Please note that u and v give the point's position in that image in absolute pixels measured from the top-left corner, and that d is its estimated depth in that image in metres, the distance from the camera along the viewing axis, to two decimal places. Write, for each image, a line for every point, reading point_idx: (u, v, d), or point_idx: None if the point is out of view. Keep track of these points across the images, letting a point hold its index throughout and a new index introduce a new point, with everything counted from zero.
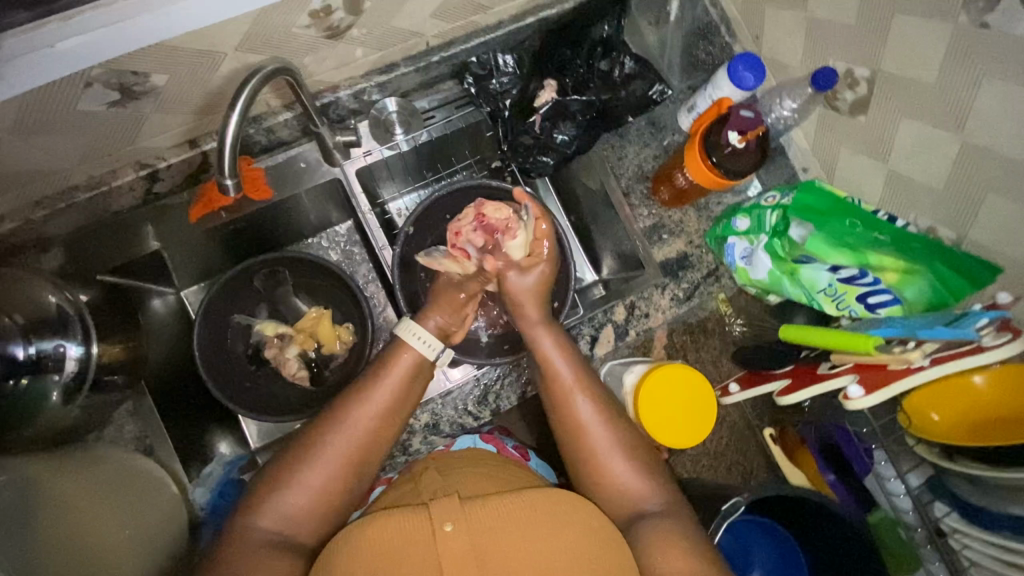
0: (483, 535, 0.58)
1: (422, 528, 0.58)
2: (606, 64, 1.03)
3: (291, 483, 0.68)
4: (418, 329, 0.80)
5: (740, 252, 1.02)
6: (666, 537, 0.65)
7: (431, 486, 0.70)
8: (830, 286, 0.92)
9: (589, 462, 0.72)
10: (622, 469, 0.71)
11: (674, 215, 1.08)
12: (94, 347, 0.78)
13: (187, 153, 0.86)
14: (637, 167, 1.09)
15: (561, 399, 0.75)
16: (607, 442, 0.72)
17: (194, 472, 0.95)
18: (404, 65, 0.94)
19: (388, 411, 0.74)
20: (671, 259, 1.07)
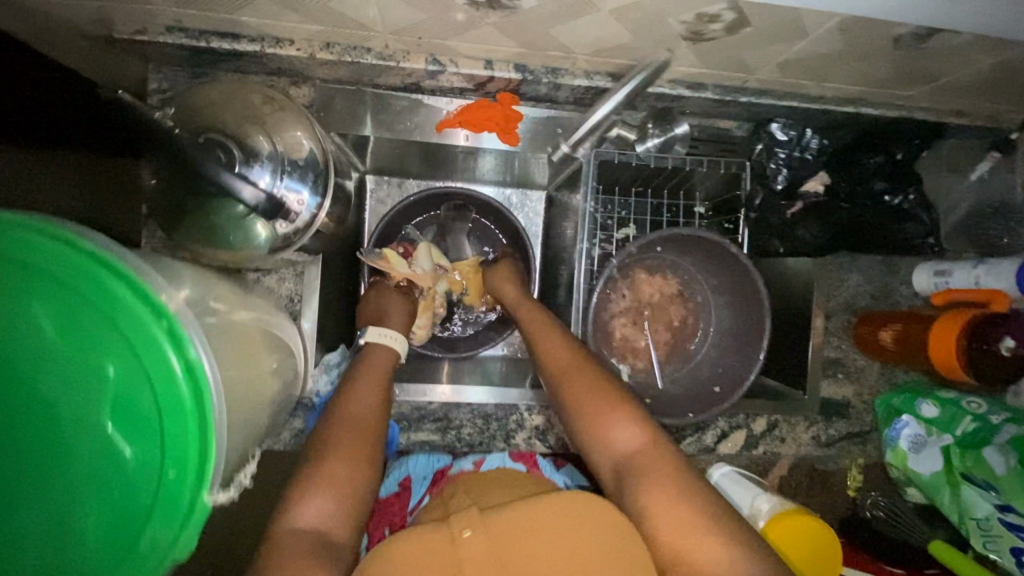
0: (499, 538, 0.53)
1: (440, 538, 0.53)
2: (891, 188, 0.94)
3: (304, 495, 0.62)
4: (381, 327, 0.87)
5: (908, 435, 0.96)
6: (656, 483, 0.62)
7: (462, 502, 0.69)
8: (987, 520, 0.86)
9: (588, 426, 0.71)
10: (621, 423, 0.69)
11: (860, 361, 1.03)
12: (324, 206, 0.75)
13: (477, 71, 0.83)
14: (851, 297, 1.03)
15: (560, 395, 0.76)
16: (600, 403, 0.71)
17: (319, 356, 0.91)
18: (712, 91, 0.87)
19: (377, 396, 0.76)
20: (833, 400, 1.02)
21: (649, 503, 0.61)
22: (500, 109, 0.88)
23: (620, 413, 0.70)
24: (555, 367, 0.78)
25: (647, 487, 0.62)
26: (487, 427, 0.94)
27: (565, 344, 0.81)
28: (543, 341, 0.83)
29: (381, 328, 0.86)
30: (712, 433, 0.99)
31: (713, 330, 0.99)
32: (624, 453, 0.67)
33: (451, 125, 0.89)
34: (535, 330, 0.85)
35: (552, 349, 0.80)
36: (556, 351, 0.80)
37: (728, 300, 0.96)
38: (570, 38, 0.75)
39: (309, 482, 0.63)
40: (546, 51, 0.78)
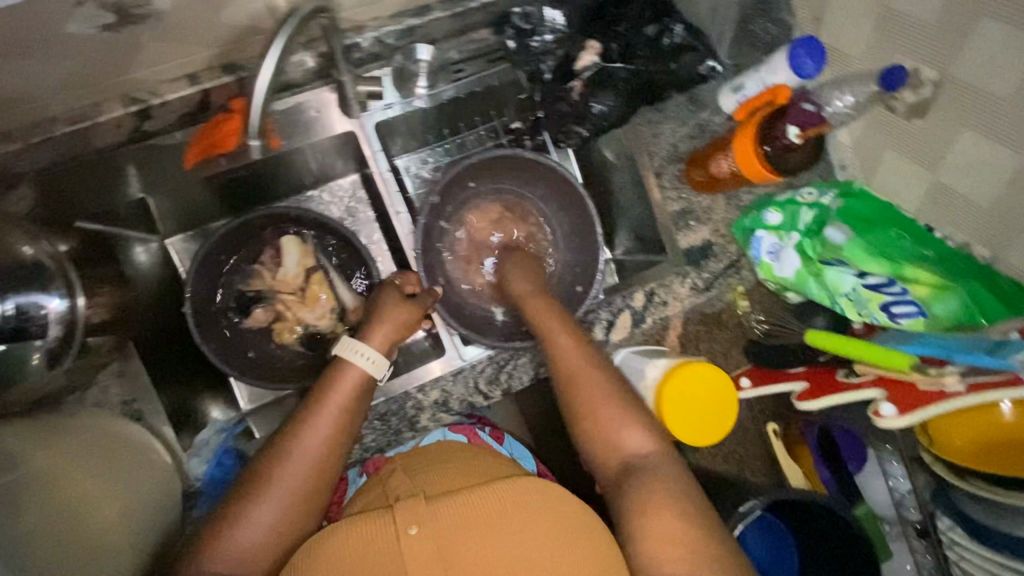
0: (440, 528, 0.59)
1: (387, 530, 0.59)
2: (655, 29, 0.93)
3: (241, 518, 0.64)
4: (362, 345, 0.75)
5: (768, 247, 0.98)
6: (659, 491, 0.65)
7: (399, 486, 0.72)
8: (854, 291, 0.90)
9: (585, 407, 0.74)
10: (631, 436, 0.72)
11: (703, 201, 1.03)
12: (79, 301, 0.71)
13: (185, 91, 0.75)
14: (672, 146, 1.03)
15: (568, 378, 0.77)
16: (611, 412, 0.73)
17: (188, 440, 0.88)
18: (439, 9, 0.84)
19: (339, 427, 0.70)
20: (695, 247, 1.03)
21: (641, 519, 0.64)
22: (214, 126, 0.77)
23: (630, 426, 0.72)
24: (570, 363, 0.78)
25: (643, 497, 0.65)
26: (387, 426, 0.92)
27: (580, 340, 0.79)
28: (554, 330, 0.81)
29: (360, 347, 0.75)
30: (600, 328, 1.01)
31: (559, 236, 0.98)
32: (629, 458, 0.71)
33: (201, 156, 0.80)
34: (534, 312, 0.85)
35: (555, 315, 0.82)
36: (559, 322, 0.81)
37: (561, 202, 0.94)
38: (253, 18, 0.68)
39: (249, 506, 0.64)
40: (250, 44, 0.72)
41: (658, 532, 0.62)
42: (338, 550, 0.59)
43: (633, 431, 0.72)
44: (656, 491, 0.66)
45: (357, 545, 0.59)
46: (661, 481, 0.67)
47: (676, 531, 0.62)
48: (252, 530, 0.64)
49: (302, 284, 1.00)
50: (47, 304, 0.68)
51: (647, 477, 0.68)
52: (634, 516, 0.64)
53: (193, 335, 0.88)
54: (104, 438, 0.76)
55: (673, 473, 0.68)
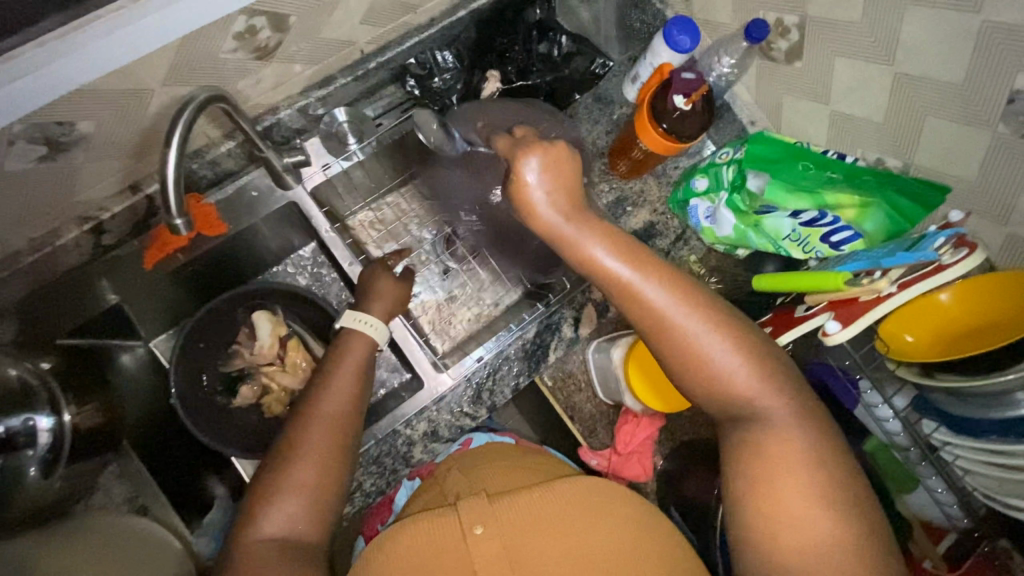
0: (506, 533, 0.67)
1: (455, 530, 0.68)
2: (545, 45, 1.01)
3: (269, 506, 0.69)
4: (359, 315, 0.88)
5: (705, 213, 1.02)
6: (781, 439, 0.62)
7: (458, 486, 0.83)
8: (794, 231, 0.92)
9: (673, 343, 0.64)
10: (740, 371, 0.64)
11: (635, 185, 1.07)
12: (65, 415, 0.76)
13: (131, 200, 0.84)
14: (592, 143, 1.06)
15: (648, 318, 0.64)
16: (716, 352, 0.64)
17: (195, 522, 0.93)
18: (341, 76, 0.93)
19: (352, 401, 0.80)
20: (639, 230, 1.06)
21: (761, 489, 0.61)
22: (198, 210, 0.90)
23: (729, 364, 0.64)
24: (640, 296, 0.64)
25: (761, 452, 0.62)
26: (383, 467, 0.94)
27: (649, 268, 0.64)
28: (605, 263, 0.64)
29: (364, 316, 0.88)
30: (567, 328, 1.00)
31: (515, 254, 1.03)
32: (730, 387, 0.65)
33: (159, 256, 0.88)
34: (574, 239, 0.64)
35: (599, 245, 0.63)
36: (605, 260, 0.63)
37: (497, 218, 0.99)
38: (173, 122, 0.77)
39: (288, 484, 0.70)
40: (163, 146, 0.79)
41: (775, 503, 0.60)
42: (404, 545, 0.70)
43: (733, 357, 0.64)
44: (777, 444, 0.62)
45: (425, 543, 0.69)
46: (784, 433, 0.62)
47: (801, 502, 0.59)
48: (292, 499, 0.70)
49: (281, 352, 1.05)
50: (37, 422, 0.74)
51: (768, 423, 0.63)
52: (736, 461, 0.63)
53: (184, 423, 0.93)
54: (109, 534, 0.79)
55: (796, 420, 0.63)
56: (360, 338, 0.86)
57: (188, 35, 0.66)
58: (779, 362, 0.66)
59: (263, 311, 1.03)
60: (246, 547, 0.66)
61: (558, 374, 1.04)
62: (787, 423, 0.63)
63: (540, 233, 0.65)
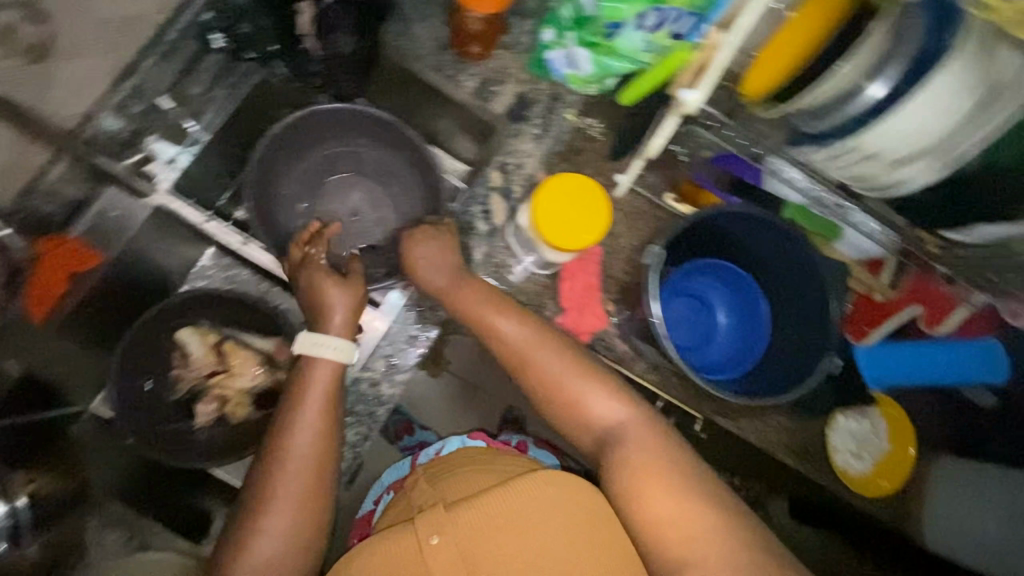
0: (463, 540, 0.67)
1: (411, 544, 0.68)
2: None
3: (249, 543, 0.70)
4: (325, 338, 0.79)
5: (562, 61, 1.03)
6: (653, 454, 0.71)
7: (423, 497, 0.80)
8: (646, 43, 0.90)
9: (542, 391, 0.79)
10: (607, 411, 0.75)
11: (492, 64, 1.08)
12: (14, 498, 0.78)
13: None
14: (433, 37, 1.06)
15: (519, 362, 0.80)
16: (580, 380, 0.77)
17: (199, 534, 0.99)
18: (146, 58, 0.87)
19: (322, 442, 0.75)
20: (512, 105, 1.08)
21: (637, 496, 0.68)
22: (61, 251, 0.86)
23: (593, 405, 0.76)
24: (515, 343, 0.81)
25: (636, 464, 0.70)
26: (359, 415, 0.95)
27: (523, 322, 0.82)
28: (488, 316, 0.83)
29: (332, 340, 0.79)
30: (481, 222, 1.04)
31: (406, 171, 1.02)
32: (594, 420, 0.76)
33: (43, 302, 0.84)
34: (452, 294, 0.86)
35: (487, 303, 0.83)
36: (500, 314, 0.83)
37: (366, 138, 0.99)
38: None
39: (265, 522, 0.71)
40: None
41: (652, 508, 0.67)
42: (365, 564, 0.68)
43: (600, 396, 0.76)
44: (645, 465, 0.70)
45: (382, 558, 0.68)
46: (652, 449, 0.71)
47: (671, 499, 0.67)
48: (272, 540, 0.71)
49: (221, 361, 1.03)
50: None
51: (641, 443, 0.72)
52: (620, 477, 0.70)
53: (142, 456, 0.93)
54: None
55: (657, 432, 0.73)
56: (325, 364, 0.78)
57: None
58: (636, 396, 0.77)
59: (183, 329, 1.01)
60: None
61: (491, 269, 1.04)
62: (650, 434, 0.73)
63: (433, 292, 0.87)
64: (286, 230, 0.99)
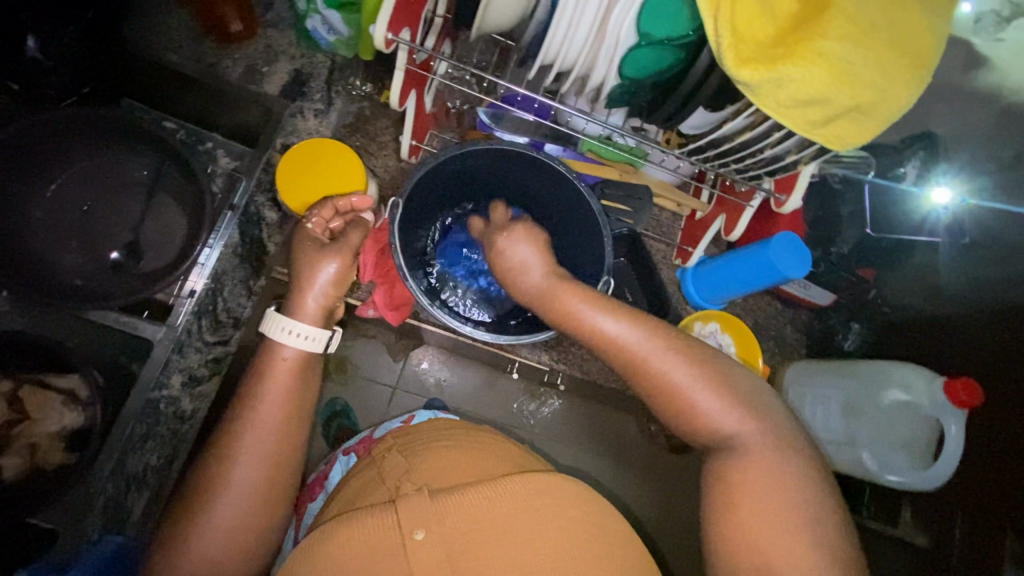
0: (452, 538, 0.58)
1: (391, 535, 0.59)
2: None
3: (193, 534, 0.64)
4: (293, 324, 0.71)
5: (322, 28, 0.98)
6: (755, 472, 0.57)
7: (394, 472, 0.75)
8: None
9: (645, 375, 0.63)
10: (721, 412, 0.60)
11: (257, 44, 1.02)
12: None
13: None
14: (188, 28, 1.01)
15: (633, 362, 0.63)
16: (676, 366, 0.62)
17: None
18: None
19: (281, 440, 0.69)
20: (287, 83, 1.03)
21: (736, 508, 0.57)
22: None
23: (689, 387, 0.61)
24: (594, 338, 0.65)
25: (740, 485, 0.57)
26: (161, 435, 0.97)
27: (617, 314, 0.65)
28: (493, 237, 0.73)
29: (305, 327, 0.72)
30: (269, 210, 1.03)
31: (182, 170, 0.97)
32: (711, 431, 0.61)
33: None
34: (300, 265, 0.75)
35: (594, 313, 0.65)
36: (601, 322, 0.64)
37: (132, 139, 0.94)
38: None
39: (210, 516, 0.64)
40: None
41: (750, 526, 0.55)
42: (338, 545, 0.60)
43: (720, 401, 0.61)
44: (746, 468, 0.58)
45: (357, 545, 0.59)
46: (753, 460, 0.58)
47: (767, 509, 0.55)
48: (212, 541, 0.64)
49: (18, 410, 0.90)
50: None
51: (735, 452, 0.59)
52: (719, 496, 0.58)
53: None
54: None
55: (788, 460, 0.58)
56: (292, 351, 0.71)
57: None
58: (743, 386, 0.63)
59: None
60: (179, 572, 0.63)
61: None
62: (771, 453, 0.59)
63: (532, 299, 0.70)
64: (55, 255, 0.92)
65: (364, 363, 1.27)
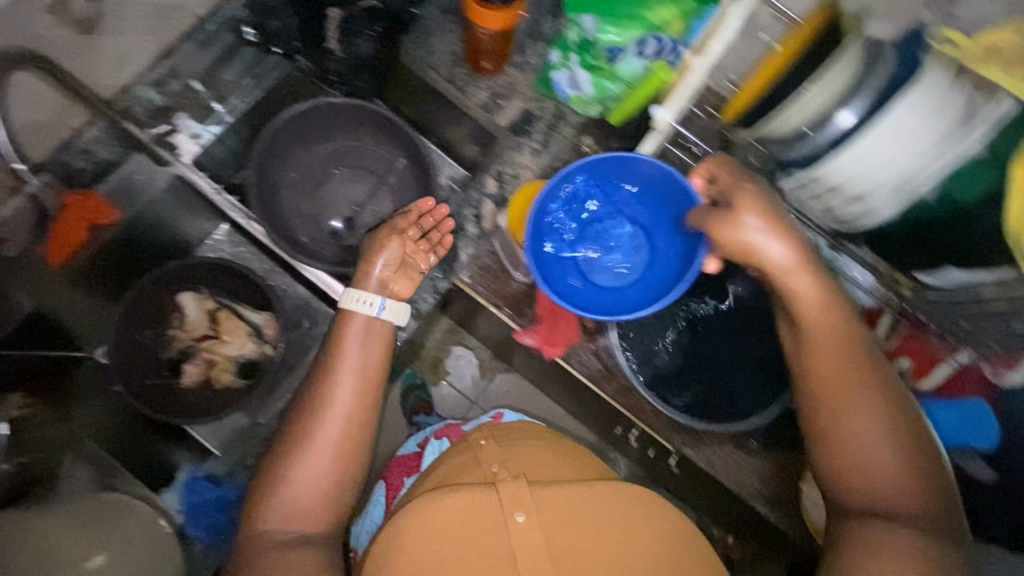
0: (551, 530, 0.69)
1: (492, 507, 0.71)
2: None
3: (283, 478, 0.72)
4: (353, 292, 0.84)
5: (565, 80, 1.07)
6: (902, 539, 0.60)
7: (494, 455, 0.84)
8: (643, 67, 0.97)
9: (814, 352, 0.69)
10: (880, 445, 0.64)
11: (503, 79, 1.14)
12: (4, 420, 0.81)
13: (19, 201, 0.90)
14: (451, 50, 1.13)
15: (778, 283, 0.71)
16: (854, 393, 0.66)
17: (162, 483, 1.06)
18: (184, 44, 0.97)
19: (360, 399, 0.77)
20: (516, 119, 1.13)
21: (864, 557, 0.60)
22: (85, 204, 0.95)
23: (879, 447, 0.64)
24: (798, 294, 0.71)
25: (874, 541, 0.61)
26: None
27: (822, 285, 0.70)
28: (737, 210, 0.72)
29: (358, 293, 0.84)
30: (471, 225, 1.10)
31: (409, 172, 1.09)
32: (857, 462, 0.64)
33: (65, 253, 0.95)
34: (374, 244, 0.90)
35: (759, 231, 0.71)
36: (769, 243, 0.71)
37: (378, 134, 1.08)
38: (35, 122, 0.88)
39: (295, 464, 0.73)
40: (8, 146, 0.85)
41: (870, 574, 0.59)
42: (439, 512, 0.71)
43: (891, 450, 0.64)
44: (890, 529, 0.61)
45: (460, 510, 0.71)
46: (904, 532, 0.60)
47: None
48: (300, 489, 0.72)
49: (212, 325, 1.10)
50: None
51: (892, 522, 0.61)
52: (852, 544, 0.62)
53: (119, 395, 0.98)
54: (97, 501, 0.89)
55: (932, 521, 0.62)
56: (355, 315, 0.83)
57: None
58: (929, 462, 0.64)
59: (183, 294, 1.08)
60: (258, 531, 0.71)
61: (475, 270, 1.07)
62: (922, 523, 0.61)
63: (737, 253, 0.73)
64: (289, 211, 1.06)
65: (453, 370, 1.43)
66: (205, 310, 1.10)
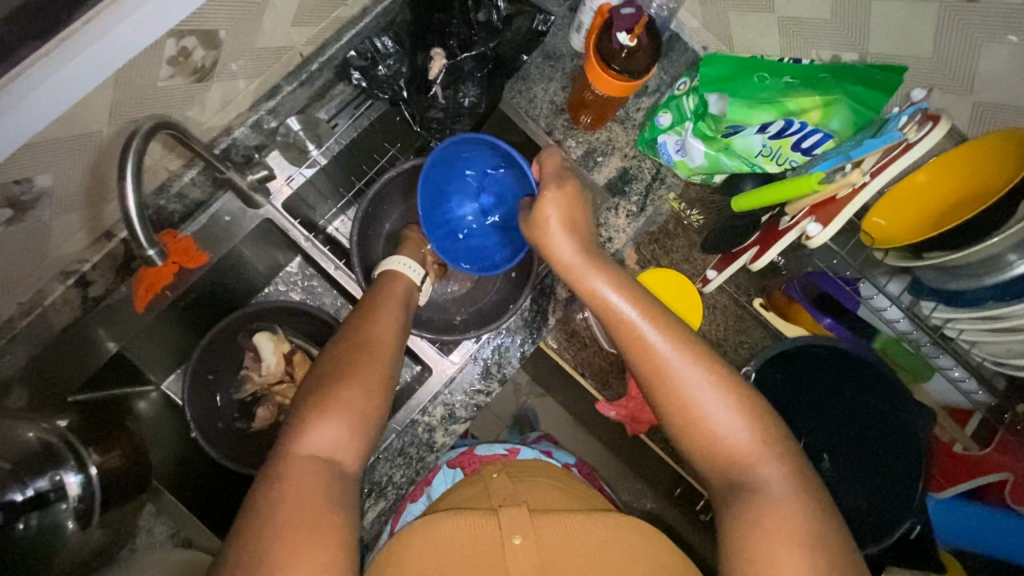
0: (548, 546, 0.63)
1: (491, 537, 0.65)
2: (483, 13, 0.99)
3: (314, 425, 0.64)
4: (399, 258, 0.90)
5: (673, 145, 0.98)
6: (780, 514, 0.59)
7: (501, 490, 0.79)
8: (764, 147, 0.89)
9: (655, 378, 0.66)
10: (731, 421, 0.64)
11: (601, 135, 1.06)
12: (93, 469, 0.79)
13: (107, 246, 0.85)
14: (550, 99, 1.06)
15: (631, 342, 0.67)
16: (714, 393, 0.64)
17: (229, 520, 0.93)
18: (287, 84, 0.93)
19: (394, 340, 0.76)
20: (614, 178, 1.05)
21: (769, 561, 0.57)
22: (177, 245, 0.88)
23: (732, 428, 0.64)
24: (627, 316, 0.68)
25: (766, 538, 0.58)
26: (409, 458, 0.96)
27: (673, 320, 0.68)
28: (590, 275, 0.71)
29: (404, 260, 0.90)
30: (562, 288, 1.02)
31: None
32: (735, 457, 0.64)
33: (149, 297, 0.86)
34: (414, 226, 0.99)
35: (611, 288, 0.70)
36: (611, 294, 0.70)
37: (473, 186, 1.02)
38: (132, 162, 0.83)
39: (333, 404, 0.66)
40: (107, 193, 0.79)
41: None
42: (444, 535, 0.66)
43: (740, 425, 0.64)
44: (774, 514, 0.59)
45: (457, 533, 0.66)
46: (774, 498, 0.60)
47: (799, 562, 0.56)
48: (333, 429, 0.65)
49: (286, 370, 1.07)
50: (66, 483, 0.76)
51: (780, 507, 0.60)
52: (739, 530, 0.60)
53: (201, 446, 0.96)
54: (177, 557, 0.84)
55: (794, 496, 0.60)
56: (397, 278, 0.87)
57: (126, 65, 0.64)
58: (805, 469, 0.64)
59: (261, 336, 1.04)
60: (294, 462, 0.61)
61: (563, 336, 1.04)
62: (783, 497, 0.60)
63: (563, 274, 0.74)
64: (376, 260, 1.02)
65: (495, 403, 1.41)
66: (279, 356, 1.05)
